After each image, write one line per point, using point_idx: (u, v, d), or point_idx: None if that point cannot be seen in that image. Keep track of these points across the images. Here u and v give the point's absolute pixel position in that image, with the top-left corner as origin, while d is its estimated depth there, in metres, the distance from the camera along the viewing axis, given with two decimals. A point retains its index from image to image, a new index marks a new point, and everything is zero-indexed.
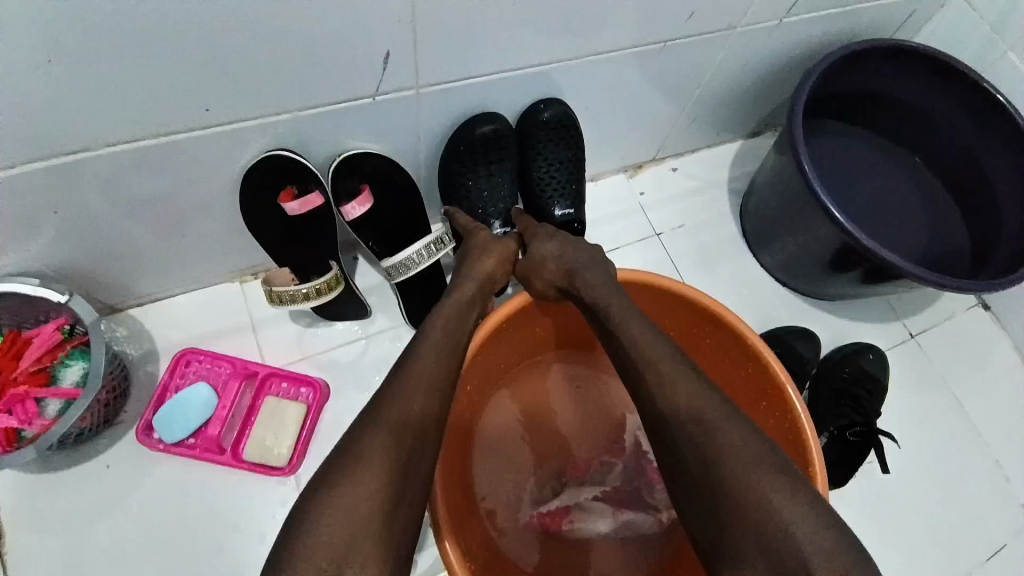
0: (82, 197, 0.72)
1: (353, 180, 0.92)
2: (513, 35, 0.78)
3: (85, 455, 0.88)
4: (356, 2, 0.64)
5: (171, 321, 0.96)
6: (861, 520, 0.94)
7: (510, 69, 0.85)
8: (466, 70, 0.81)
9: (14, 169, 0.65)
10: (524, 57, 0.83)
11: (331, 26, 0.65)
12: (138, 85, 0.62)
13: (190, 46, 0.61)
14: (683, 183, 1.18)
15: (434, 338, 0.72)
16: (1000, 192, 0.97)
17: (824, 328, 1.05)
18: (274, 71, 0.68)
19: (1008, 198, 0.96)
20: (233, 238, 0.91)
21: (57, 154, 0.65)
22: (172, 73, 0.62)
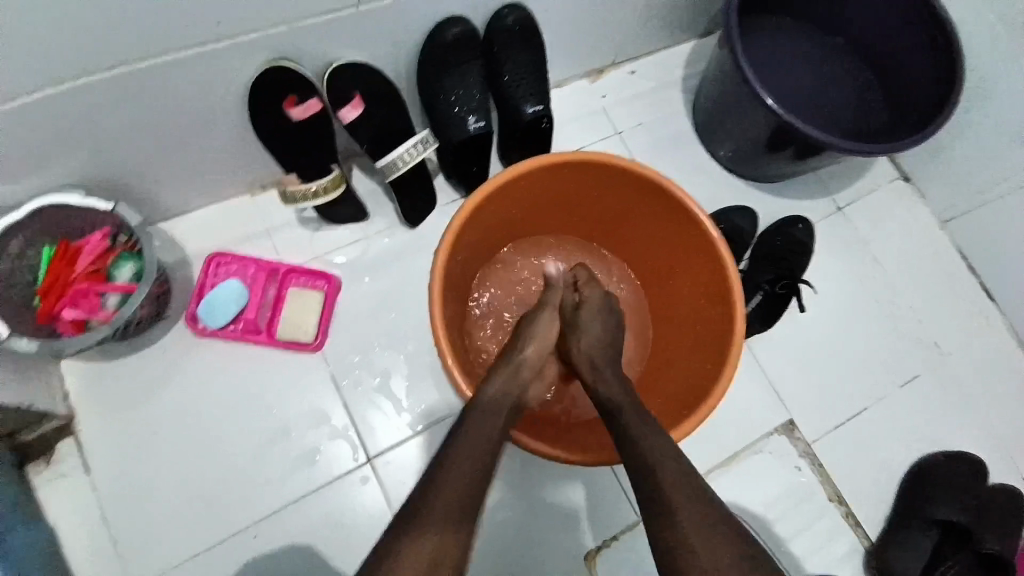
0: (94, 106, 0.75)
1: (343, 85, 0.90)
2: None
3: (140, 344, 1.00)
4: None
5: (190, 232, 1.04)
6: (793, 355, 1.20)
7: None
8: None
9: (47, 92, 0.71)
10: None
11: None
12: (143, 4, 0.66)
13: None
14: (641, 84, 1.28)
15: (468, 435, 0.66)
16: (914, 65, 1.06)
17: (763, 207, 1.26)
18: None
19: (920, 70, 1.05)
20: (235, 149, 0.94)
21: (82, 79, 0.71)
22: None
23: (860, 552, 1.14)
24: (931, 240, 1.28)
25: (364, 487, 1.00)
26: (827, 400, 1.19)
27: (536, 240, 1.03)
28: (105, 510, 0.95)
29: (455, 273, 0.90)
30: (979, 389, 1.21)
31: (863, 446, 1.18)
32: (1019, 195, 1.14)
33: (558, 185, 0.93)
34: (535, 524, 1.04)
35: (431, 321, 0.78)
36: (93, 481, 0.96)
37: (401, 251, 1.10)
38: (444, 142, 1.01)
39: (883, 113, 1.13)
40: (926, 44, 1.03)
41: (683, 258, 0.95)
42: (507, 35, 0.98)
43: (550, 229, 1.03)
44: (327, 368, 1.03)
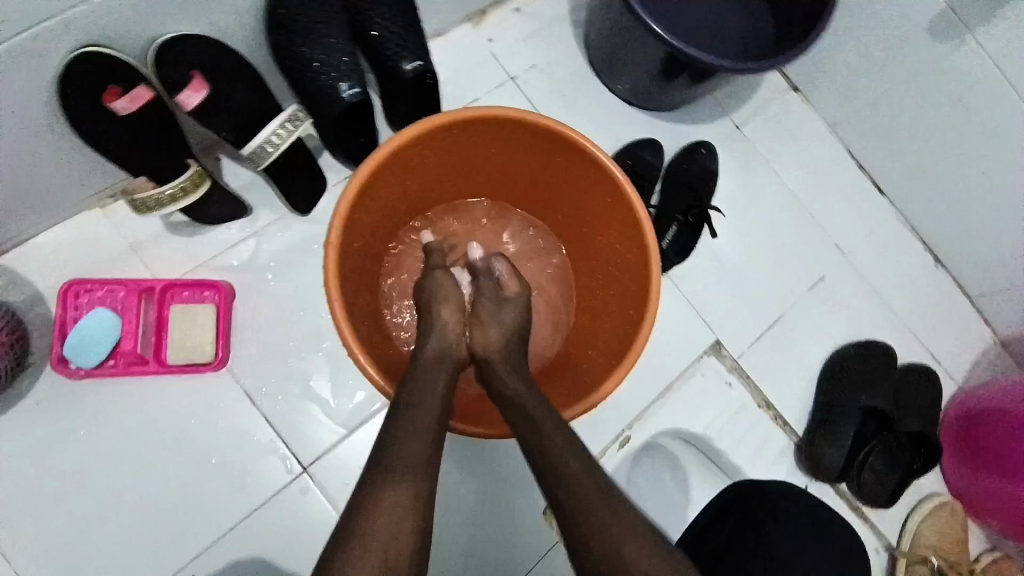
0: None
1: (175, 66, 0.76)
2: None
3: (8, 403, 0.87)
4: None
5: (41, 263, 0.89)
6: (713, 280, 1.23)
7: None
8: None
9: None
10: None
11: None
12: None
13: None
14: (528, 22, 1.20)
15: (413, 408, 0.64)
16: None
17: (668, 137, 1.24)
18: None
19: None
20: (65, 158, 0.80)
21: None
22: None
23: (793, 449, 1.23)
24: (825, 146, 1.33)
25: (307, 497, 0.94)
26: (748, 316, 1.24)
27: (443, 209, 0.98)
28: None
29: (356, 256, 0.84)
30: (879, 280, 1.31)
31: (785, 352, 1.25)
32: (898, 92, 1.19)
33: (452, 146, 0.86)
34: (492, 492, 1.04)
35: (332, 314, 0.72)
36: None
37: (298, 242, 1.00)
38: (321, 116, 0.90)
39: (769, 25, 1.12)
40: None
41: (595, 207, 0.91)
42: None
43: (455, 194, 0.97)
44: (239, 383, 0.94)
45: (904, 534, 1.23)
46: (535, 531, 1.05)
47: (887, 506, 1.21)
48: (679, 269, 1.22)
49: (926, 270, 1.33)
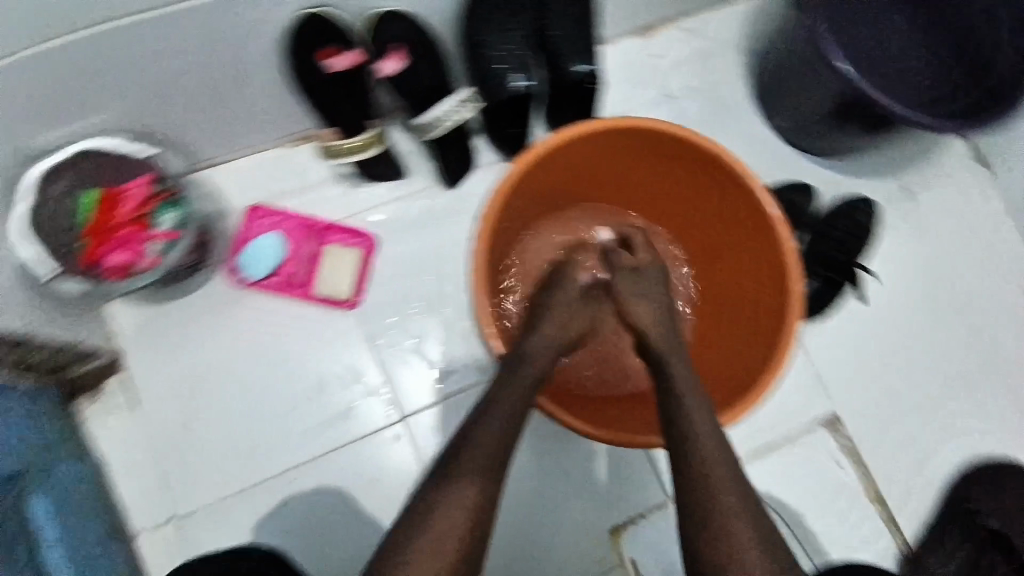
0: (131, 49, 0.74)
1: (381, 36, 0.87)
2: None
3: (183, 290, 1.00)
4: None
5: (230, 184, 1.03)
6: (839, 345, 1.13)
7: None
8: None
9: (82, 34, 0.70)
10: None
11: None
12: None
13: None
14: (698, 43, 1.18)
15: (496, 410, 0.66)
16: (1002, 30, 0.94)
17: (821, 184, 1.17)
18: None
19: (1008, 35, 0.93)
20: (272, 100, 0.92)
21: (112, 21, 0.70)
22: None
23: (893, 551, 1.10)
24: (1006, 229, 1.18)
25: (394, 445, 1.01)
26: (871, 392, 1.14)
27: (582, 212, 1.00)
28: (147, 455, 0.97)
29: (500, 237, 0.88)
30: None
31: (908, 443, 1.12)
32: None
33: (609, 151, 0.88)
34: (560, 496, 1.04)
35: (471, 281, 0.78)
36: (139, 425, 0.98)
37: (438, 213, 1.07)
38: (488, 101, 0.96)
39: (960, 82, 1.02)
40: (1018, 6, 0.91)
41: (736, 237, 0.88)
42: None
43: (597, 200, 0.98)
44: (360, 326, 1.03)
45: None
46: (594, 547, 1.03)
47: None
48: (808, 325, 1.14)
49: None
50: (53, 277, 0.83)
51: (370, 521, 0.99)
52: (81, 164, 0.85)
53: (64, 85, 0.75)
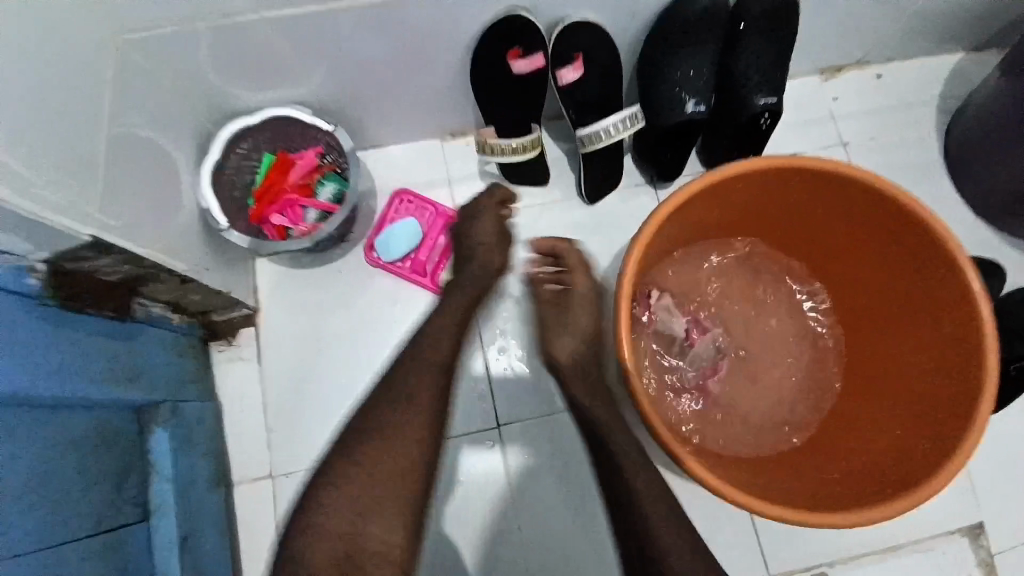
0: (345, 28, 0.78)
1: (569, 43, 0.84)
2: None
3: (321, 261, 1.03)
4: None
5: (383, 165, 1.07)
6: (997, 450, 0.99)
7: None
8: None
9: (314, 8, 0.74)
10: None
11: None
12: None
13: None
14: (885, 92, 1.09)
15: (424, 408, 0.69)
16: None
17: (1007, 266, 1.03)
18: None
19: None
20: (446, 92, 0.95)
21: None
22: None
23: None
24: None
25: (488, 450, 1.00)
26: None
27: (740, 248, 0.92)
28: (248, 410, 0.98)
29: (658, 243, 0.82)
30: None
31: None
32: None
33: (803, 195, 0.80)
34: None
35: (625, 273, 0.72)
36: (252, 380, 0.99)
37: (574, 227, 1.05)
38: (651, 123, 0.92)
39: None
40: None
41: (918, 310, 0.78)
42: (756, 17, 0.86)
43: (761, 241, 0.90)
44: (479, 324, 1.02)
45: None
46: None
47: None
48: None
49: None
50: (226, 229, 0.87)
51: (450, 521, 0.97)
52: (261, 130, 0.92)
53: (275, 53, 0.82)
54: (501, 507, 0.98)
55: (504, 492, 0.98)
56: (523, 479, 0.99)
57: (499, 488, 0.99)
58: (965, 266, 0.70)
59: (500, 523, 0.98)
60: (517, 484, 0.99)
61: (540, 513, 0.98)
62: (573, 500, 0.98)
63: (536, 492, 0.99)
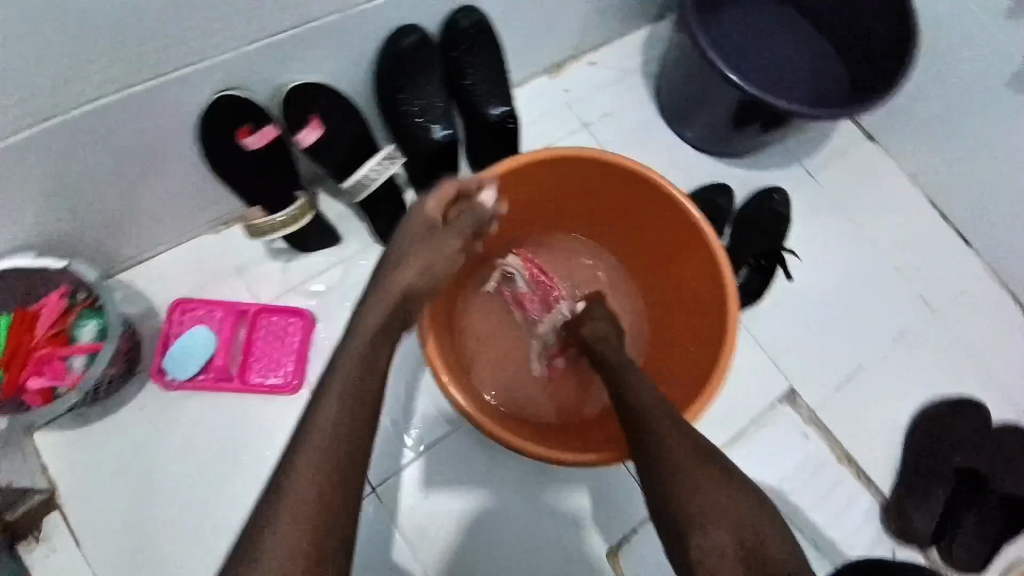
0: (41, 160, 0.72)
1: (299, 109, 0.86)
2: None
3: (116, 403, 0.95)
4: None
5: (157, 278, 0.99)
6: (786, 322, 1.19)
7: None
8: None
9: None
10: None
11: None
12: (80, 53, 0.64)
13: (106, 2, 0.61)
14: (602, 74, 1.28)
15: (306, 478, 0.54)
16: (870, 31, 1.08)
17: (738, 181, 1.26)
18: (200, 11, 0.67)
19: (875, 34, 1.07)
20: (194, 188, 0.91)
21: (18, 130, 0.67)
22: (104, 32, 0.63)
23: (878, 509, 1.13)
24: (904, 194, 1.31)
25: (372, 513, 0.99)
26: (826, 365, 1.18)
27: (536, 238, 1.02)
28: None
29: None
30: (967, 331, 1.24)
31: (869, 408, 1.17)
32: (983, 142, 1.18)
33: (561, 179, 0.92)
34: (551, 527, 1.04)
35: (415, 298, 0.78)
36: (79, 562, 0.90)
37: None
38: (413, 156, 0.98)
39: (845, 72, 1.15)
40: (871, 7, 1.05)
41: (678, 255, 0.93)
42: (462, 39, 0.96)
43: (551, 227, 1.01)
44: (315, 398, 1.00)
45: None
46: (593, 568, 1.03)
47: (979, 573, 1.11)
48: (752, 311, 1.19)
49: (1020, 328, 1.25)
50: None
51: None
52: None
53: None
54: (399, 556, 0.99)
55: (401, 541, 1.00)
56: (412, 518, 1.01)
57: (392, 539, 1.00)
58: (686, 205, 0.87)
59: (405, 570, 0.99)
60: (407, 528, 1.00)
61: (440, 544, 1.00)
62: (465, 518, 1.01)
63: (429, 527, 1.01)
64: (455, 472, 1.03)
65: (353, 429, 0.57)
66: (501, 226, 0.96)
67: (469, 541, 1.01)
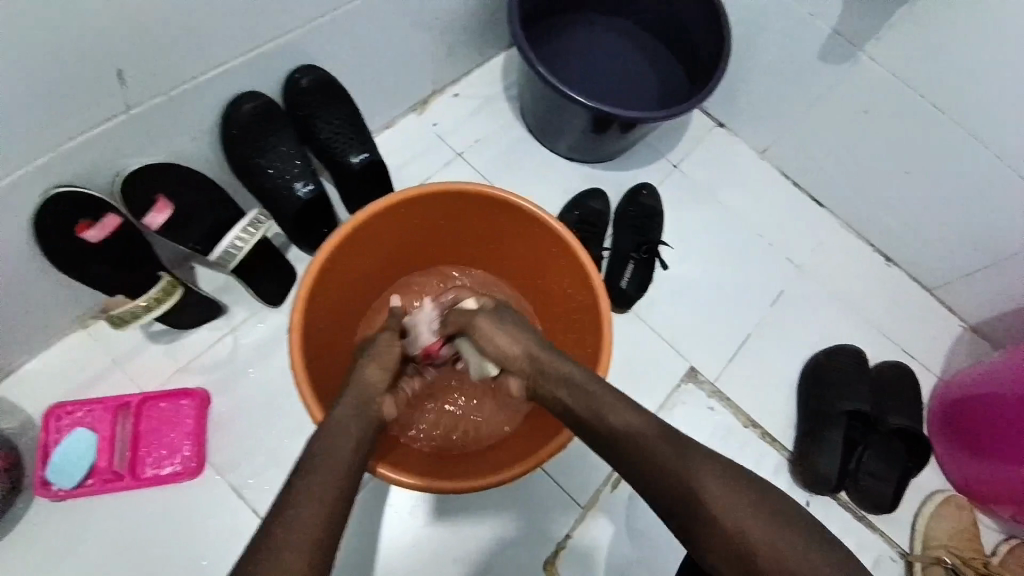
0: None
1: (144, 192, 0.85)
2: (243, 20, 0.79)
3: (2, 529, 0.89)
4: (58, 32, 0.63)
5: (28, 387, 0.94)
6: (676, 305, 1.28)
7: (257, 45, 0.85)
8: (210, 59, 0.80)
9: None
10: (262, 30, 0.83)
11: (44, 67, 0.65)
12: None
13: None
14: (467, 103, 1.33)
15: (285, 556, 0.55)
16: (692, 35, 1.18)
17: (610, 183, 1.35)
18: (6, 119, 0.66)
19: (697, 37, 1.18)
20: (49, 289, 0.88)
21: None
22: None
23: (787, 462, 1.23)
24: (759, 170, 1.43)
25: None
26: (719, 338, 1.27)
27: (418, 271, 1.04)
28: None
29: (324, 310, 0.89)
30: (835, 283, 1.37)
31: (764, 369, 1.27)
32: (812, 115, 1.31)
33: (427, 212, 0.94)
34: (485, 547, 1.07)
35: (288, 363, 0.77)
36: None
37: (275, 333, 1.06)
38: (281, 215, 0.99)
39: (682, 72, 1.25)
40: (689, 13, 1.16)
41: (547, 259, 0.98)
42: (307, 96, 0.98)
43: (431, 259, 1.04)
44: (219, 476, 0.97)
45: (915, 536, 1.22)
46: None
47: (893, 508, 1.18)
48: (644, 303, 1.27)
49: (878, 271, 1.40)
50: None
51: None
52: None
53: None
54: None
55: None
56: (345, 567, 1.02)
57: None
58: (549, 222, 0.91)
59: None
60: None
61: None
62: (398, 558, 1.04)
63: (364, 571, 1.03)
64: (382, 513, 1.05)
65: (332, 496, 0.61)
66: (377, 267, 0.97)
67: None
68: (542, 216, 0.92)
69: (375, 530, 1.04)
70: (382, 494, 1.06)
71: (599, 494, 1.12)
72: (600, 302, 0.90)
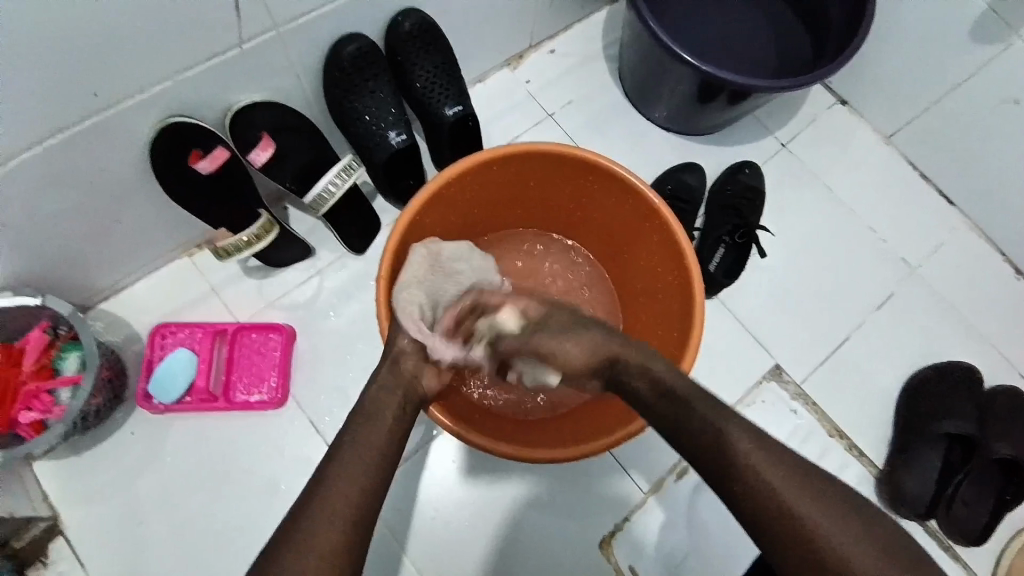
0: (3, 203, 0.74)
1: (250, 128, 0.88)
2: None
3: (105, 432, 0.98)
4: None
5: (136, 305, 1.02)
6: (765, 296, 1.19)
7: None
8: None
9: None
10: None
11: None
12: (22, 99, 0.65)
13: (35, 46, 0.62)
14: (564, 61, 1.27)
15: (330, 502, 0.58)
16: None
17: (707, 157, 1.25)
18: (130, 44, 0.68)
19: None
20: (158, 215, 0.93)
21: None
22: (37, 78, 0.65)
23: (871, 479, 1.13)
24: (881, 157, 1.29)
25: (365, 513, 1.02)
26: (809, 336, 1.18)
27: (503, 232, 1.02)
28: None
29: None
30: (953, 289, 1.22)
31: (856, 375, 1.17)
32: (953, 98, 1.15)
33: (521, 170, 0.90)
34: (541, 514, 1.07)
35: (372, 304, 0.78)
36: None
37: (357, 279, 1.08)
38: (372, 163, 0.99)
39: (806, 41, 1.13)
40: None
41: (638, 232, 0.92)
42: (407, 42, 0.96)
43: (516, 220, 1.01)
44: (297, 410, 1.02)
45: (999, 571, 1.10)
46: (586, 551, 1.06)
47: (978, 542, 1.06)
48: (730, 289, 1.19)
49: (1007, 284, 1.23)
50: None
51: None
52: None
53: None
54: (393, 552, 1.03)
55: (394, 535, 1.04)
56: (404, 514, 1.05)
57: (386, 535, 1.03)
58: (646, 193, 0.86)
59: (400, 563, 1.03)
60: (399, 524, 1.04)
61: (433, 537, 1.04)
62: (455, 512, 1.05)
63: (421, 521, 1.05)
64: (443, 466, 1.07)
65: (361, 492, 0.60)
66: (463, 223, 0.95)
67: (461, 534, 1.05)
68: (639, 187, 0.87)
69: (435, 482, 1.06)
70: (444, 449, 1.08)
71: (664, 480, 1.09)
72: (694, 285, 0.85)
